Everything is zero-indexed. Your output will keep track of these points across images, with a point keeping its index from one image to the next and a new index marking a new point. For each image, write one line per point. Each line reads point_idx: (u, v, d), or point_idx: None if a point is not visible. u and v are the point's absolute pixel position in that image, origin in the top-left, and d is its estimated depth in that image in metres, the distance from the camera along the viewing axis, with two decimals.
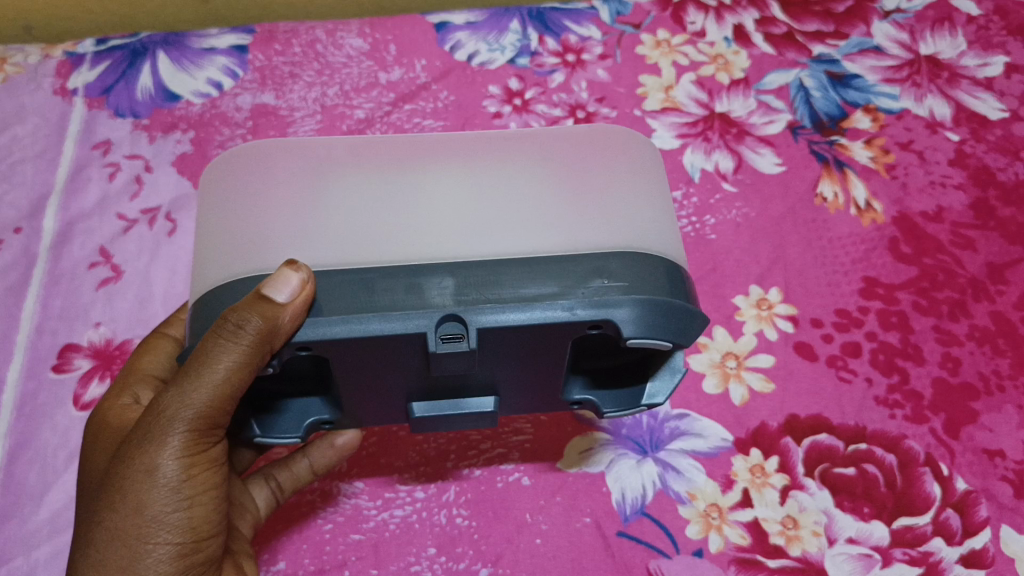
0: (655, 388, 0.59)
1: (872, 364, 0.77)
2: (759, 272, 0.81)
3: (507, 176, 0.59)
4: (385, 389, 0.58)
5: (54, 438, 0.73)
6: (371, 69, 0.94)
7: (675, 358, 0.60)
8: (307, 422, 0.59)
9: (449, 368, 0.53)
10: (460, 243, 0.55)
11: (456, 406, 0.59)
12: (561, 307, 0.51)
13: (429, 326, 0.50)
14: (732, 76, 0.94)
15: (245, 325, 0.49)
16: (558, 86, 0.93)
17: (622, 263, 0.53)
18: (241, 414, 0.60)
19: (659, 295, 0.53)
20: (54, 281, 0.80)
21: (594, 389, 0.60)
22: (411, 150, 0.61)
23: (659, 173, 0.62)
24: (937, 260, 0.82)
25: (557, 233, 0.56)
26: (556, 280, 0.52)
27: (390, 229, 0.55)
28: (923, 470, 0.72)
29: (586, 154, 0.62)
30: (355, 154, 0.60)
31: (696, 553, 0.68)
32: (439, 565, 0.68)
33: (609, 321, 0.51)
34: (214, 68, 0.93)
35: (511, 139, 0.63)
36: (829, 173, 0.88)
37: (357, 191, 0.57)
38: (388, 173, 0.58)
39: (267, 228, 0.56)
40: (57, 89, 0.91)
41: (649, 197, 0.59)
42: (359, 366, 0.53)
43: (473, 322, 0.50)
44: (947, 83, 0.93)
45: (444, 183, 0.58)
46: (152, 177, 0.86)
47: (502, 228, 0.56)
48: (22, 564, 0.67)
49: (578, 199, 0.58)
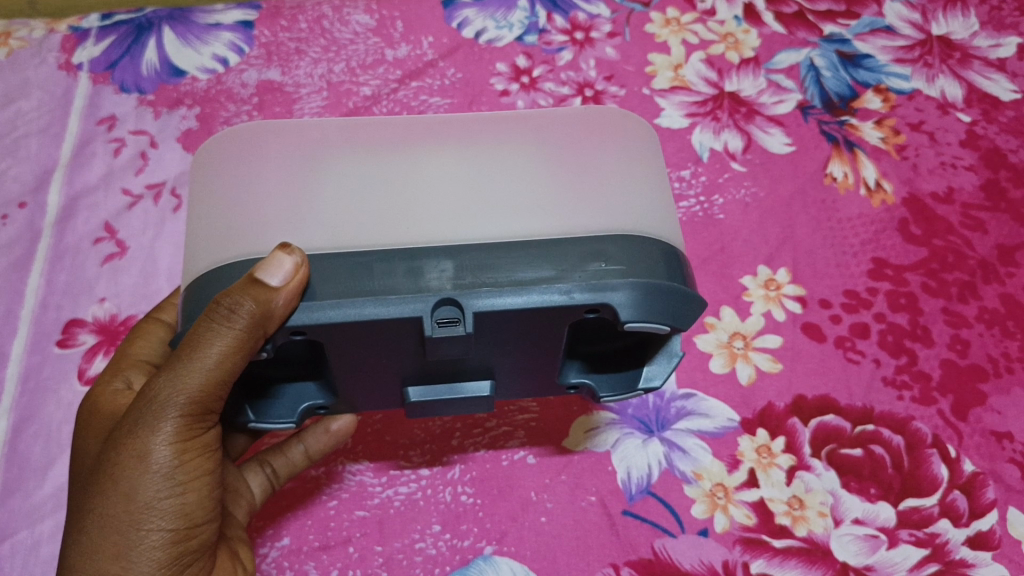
0: (652, 371, 0.59)
1: (881, 346, 0.76)
2: (768, 252, 0.81)
3: (503, 159, 0.58)
4: (381, 374, 0.57)
5: (59, 413, 0.72)
6: (377, 46, 0.93)
7: (672, 343, 0.59)
8: (301, 407, 0.58)
9: (445, 353, 0.52)
10: (456, 228, 0.54)
11: (452, 390, 0.59)
12: (559, 291, 0.50)
13: (425, 310, 0.49)
14: (743, 55, 0.93)
15: (238, 309, 0.49)
16: (566, 64, 0.93)
17: (618, 246, 0.53)
18: (235, 399, 0.59)
19: (657, 279, 0.52)
20: (59, 256, 0.80)
21: (591, 372, 0.60)
22: (406, 131, 0.61)
23: (656, 156, 0.61)
24: (946, 241, 0.82)
25: (554, 218, 0.55)
26: (553, 264, 0.52)
27: (386, 212, 0.55)
28: (930, 452, 0.72)
29: (585, 137, 0.61)
30: (351, 136, 0.60)
31: (701, 532, 0.68)
32: (444, 542, 0.67)
33: (605, 305, 0.50)
34: (220, 43, 0.92)
35: (508, 122, 0.62)
36: (839, 153, 0.87)
37: (353, 173, 0.57)
38: (385, 155, 0.58)
39: (262, 209, 0.55)
40: (62, 64, 0.91)
41: (646, 181, 0.59)
42: (354, 350, 0.53)
43: (469, 306, 0.50)
44: (958, 64, 0.93)
45: (441, 166, 0.57)
46: (157, 153, 0.86)
47: (499, 213, 0.55)
48: (27, 537, 0.67)
49: (577, 184, 0.57)
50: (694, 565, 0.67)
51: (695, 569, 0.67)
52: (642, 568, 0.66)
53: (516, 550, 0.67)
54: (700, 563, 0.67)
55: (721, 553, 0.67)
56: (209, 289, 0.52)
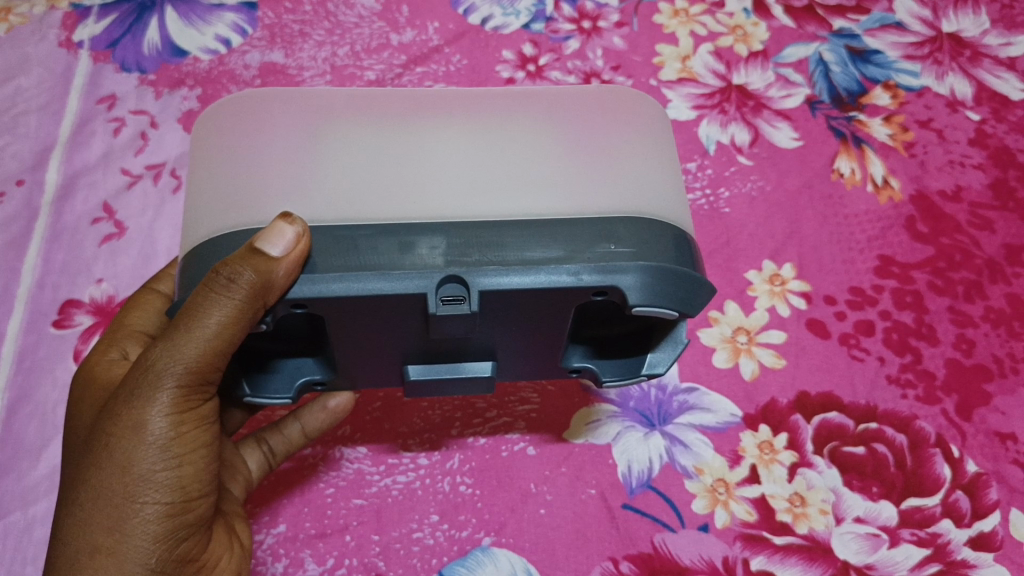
0: (655, 359, 0.59)
1: (885, 344, 0.76)
2: (773, 247, 0.80)
3: (511, 136, 0.57)
4: (383, 351, 0.56)
5: (54, 393, 0.71)
6: (382, 30, 0.92)
7: (679, 331, 0.59)
8: (298, 383, 0.57)
9: (448, 332, 0.51)
10: (463, 204, 0.53)
11: (454, 370, 0.58)
12: (567, 273, 0.49)
13: (429, 287, 0.49)
14: (751, 48, 0.92)
15: (237, 279, 0.48)
16: (573, 53, 0.92)
17: (629, 229, 0.52)
18: (231, 371, 0.58)
19: (666, 262, 0.51)
20: (56, 235, 0.79)
21: (595, 357, 0.59)
22: (413, 105, 0.60)
23: (667, 139, 0.60)
24: (953, 239, 0.81)
25: (562, 199, 0.54)
26: (561, 244, 0.51)
27: (391, 186, 0.54)
28: (933, 451, 0.71)
29: (595, 117, 0.60)
30: (358, 108, 0.59)
31: (701, 528, 0.67)
32: (441, 533, 0.67)
33: (615, 288, 0.50)
34: (222, 24, 0.91)
35: (517, 99, 0.61)
36: (846, 149, 0.86)
37: (359, 148, 0.56)
38: (389, 129, 0.57)
39: (264, 179, 0.54)
40: (62, 41, 0.89)
41: (657, 164, 0.58)
42: (358, 325, 0.52)
43: (476, 284, 0.49)
44: (968, 62, 0.92)
45: (449, 142, 0.56)
46: (158, 133, 0.84)
47: (506, 191, 0.54)
48: (19, 519, 0.66)
49: (587, 164, 0.56)
50: (694, 561, 0.66)
51: (695, 564, 0.66)
52: (642, 562, 0.66)
53: (515, 542, 0.66)
54: (700, 559, 0.66)
55: (722, 549, 0.66)
56: (215, 256, 0.51)
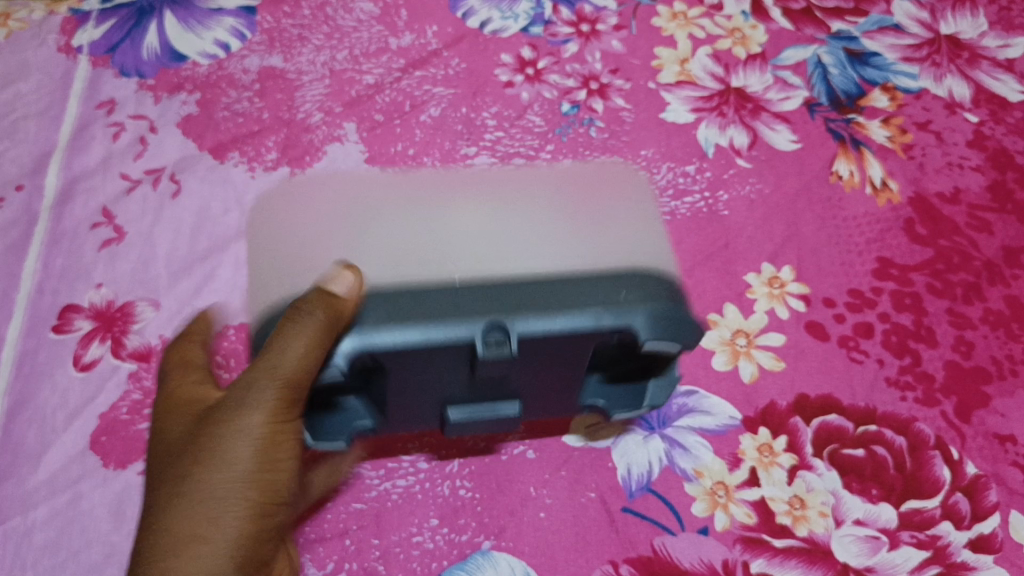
0: (654, 394, 0.64)
1: (884, 346, 0.76)
2: (772, 250, 0.80)
3: (522, 214, 0.62)
4: (429, 394, 0.60)
5: (53, 398, 0.71)
6: (381, 34, 0.92)
7: (673, 368, 0.64)
8: (350, 425, 0.62)
9: (492, 371, 0.55)
10: (495, 263, 0.57)
11: (487, 409, 0.62)
12: (587, 316, 0.53)
13: (473, 334, 0.52)
14: (750, 50, 0.92)
15: (310, 315, 0.51)
16: (571, 57, 0.92)
17: (637, 277, 0.55)
18: (282, 414, 0.62)
19: (670, 300, 0.55)
20: (55, 240, 0.79)
21: (610, 397, 0.64)
22: (432, 187, 0.64)
23: (653, 212, 0.64)
24: (952, 241, 0.81)
25: (581, 254, 0.58)
26: (586, 289, 0.54)
27: (422, 256, 0.58)
28: (932, 453, 0.71)
29: (603, 191, 0.65)
30: (393, 187, 0.64)
31: (701, 531, 0.67)
32: (441, 536, 0.67)
33: (629, 327, 0.53)
34: (221, 29, 0.91)
35: (522, 180, 0.65)
36: (845, 151, 0.86)
37: (392, 230, 0.60)
38: (414, 213, 0.62)
39: (310, 255, 0.61)
40: (61, 46, 0.90)
41: (646, 230, 0.61)
42: (411, 373, 0.56)
43: (516, 329, 0.53)
44: (966, 64, 0.92)
45: (477, 218, 0.61)
46: (157, 138, 0.85)
47: (531, 252, 0.59)
48: (19, 524, 0.66)
49: (602, 228, 0.61)
50: (694, 564, 0.66)
51: (694, 567, 0.66)
52: (641, 565, 0.66)
53: (514, 545, 0.66)
54: (699, 562, 0.66)
55: (722, 552, 0.66)
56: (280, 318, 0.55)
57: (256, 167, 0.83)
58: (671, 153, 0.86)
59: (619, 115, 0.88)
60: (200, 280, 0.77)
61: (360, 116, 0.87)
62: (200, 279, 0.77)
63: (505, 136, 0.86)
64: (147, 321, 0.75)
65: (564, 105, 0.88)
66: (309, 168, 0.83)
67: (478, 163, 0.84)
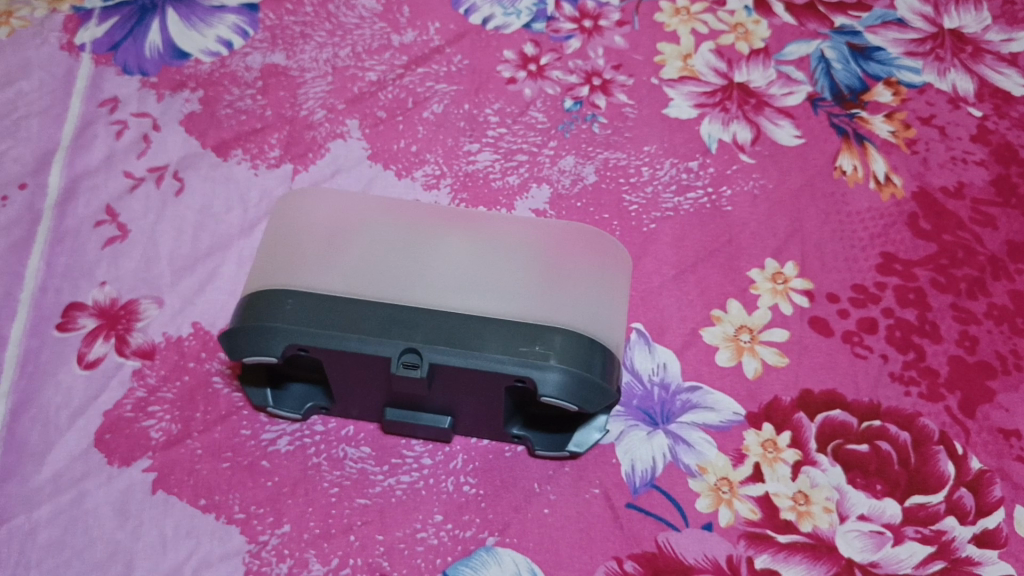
0: (581, 437, 0.69)
1: (888, 341, 0.76)
2: (776, 245, 0.80)
3: (483, 254, 0.67)
4: (363, 393, 0.67)
5: (57, 396, 0.71)
6: (384, 31, 0.92)
7: (598, 418, 0.70)
8: (307, 405, 0.69)
9: (406, 388, 0.63)
10: (447, 299, 0.64)
11: (415, 416, 0.68)
12: (495, 357, 0.61)
13: (393, 353, 0.61)
14: (753, 46, 0.92)
15: None
16: (574, 53, 0.91)
17: (560, 338, 0.62)
18: (257, 379, 0.70)
19: (588, 371, 0.62)
20: (59, 239, 0.79)
21: (531, 430, 0.69)
22: (418, 218, 0.70)
23: (621, 282, 0.70)
24: (956, 236, 0.81)
25: (526, 304, 0.64)
26: (506, 346, 0.61)
27: (382, 285, 0.64)
28: (937, 449, 0.71)
29: (582, 243, 0.70)
30: (385, 203, 0.72)
31: (705, 526, 0.67)
32: (446, 532, 0.67)
33: (532, 377, 0.61)
34: (224, 26, 0.91)
35: (498, 222, 0.71)
36: (848, 147, 0.86)
37: (364, 255, 0.66)
38: (391, 241, 0.67)
39: (294, 256, 0.66)
40: (64, 44, 0.89)
41: (602, 291, 0.67)
42: (344, 371, 0.64)
43: (429, 356, 0.61)
44: (970, 58, 0.92)
45: (453, 249, 0.67)
46: (160, 136, 0.85)
47: (484, 291, 0.65)
48: (23, 523, 0.66)
49: (557, 273, 0.67)
50: (698, 559, 0.66)
51: (699, 563, 0.66)
52: (646, 562, 0.66)
53: (519, 542, 0.67)
54: (704, 558, 0.66)
55: (726, 548, 0.67)
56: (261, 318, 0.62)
57: (259, 164, 0.83)
58: (673, 148, 0.85)
59: (621, 111, 0.88)
60: (203, 277, 0.77)
61: (363, 113, 0.87)
62: (204, 276, 0.77)
63: (507, 133, 0.86)
64: (151, 318, 0.75)
65: (566, 102, 0.88)
66: (312, 165, 0.83)
67: (481, 160, 0.84)
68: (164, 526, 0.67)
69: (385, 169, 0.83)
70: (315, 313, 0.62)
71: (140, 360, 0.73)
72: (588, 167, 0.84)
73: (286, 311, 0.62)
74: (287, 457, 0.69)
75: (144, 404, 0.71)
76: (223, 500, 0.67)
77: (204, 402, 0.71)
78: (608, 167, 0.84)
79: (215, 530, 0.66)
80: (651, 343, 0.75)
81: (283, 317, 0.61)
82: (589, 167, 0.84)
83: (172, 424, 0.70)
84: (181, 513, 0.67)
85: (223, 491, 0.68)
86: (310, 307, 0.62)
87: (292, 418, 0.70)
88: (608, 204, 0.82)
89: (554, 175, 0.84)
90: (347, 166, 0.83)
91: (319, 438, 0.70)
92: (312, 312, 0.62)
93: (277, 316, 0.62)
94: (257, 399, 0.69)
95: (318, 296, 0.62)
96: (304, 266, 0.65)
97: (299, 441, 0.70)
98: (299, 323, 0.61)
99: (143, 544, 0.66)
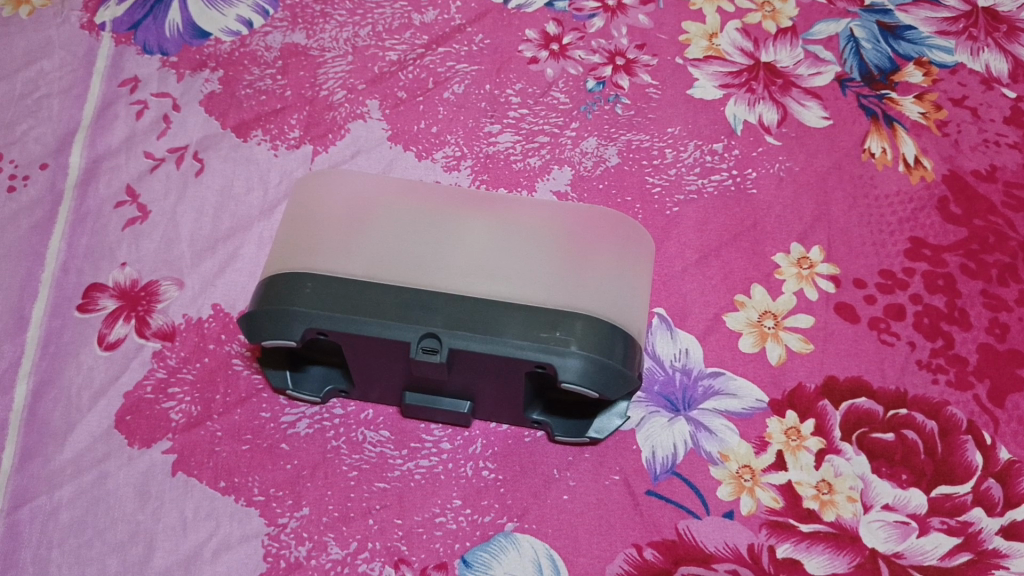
0: (601, 424, 0.68)
1: (916, 328, 0.75)
2: (802, 230, 0.79)
3: (507, 238, 0.66)
4: (382, 377, 0.66)
5: (79, 377, 0.72)
6: (404, 10, 0.91)
7: (619, 405, 0.69)
8: (326, 388, 0.69)
9: (425, 372, 0.62)
10: (468, 283, 0.63)
11: (436, 401, 0.68)
12: (514, 344, 0.60)
13: (412, 338, 0.60)
14: (780, 25, 0.90)
15: None
16: (597, 32, 0.90)
17: (580, 323, 0.61)
18: (277, 362, 0.70)
19: (609, 357, 0.61)
20: (80, 219, 0.79)
21: (552, 415, 0.69)
22: (442, 200, 0.70)
23: (642, 265, 0.69)
24: (987, 221, 0.80)
25: (546, 290, 0.63)
26: (525, 331, 0.61)
27: (402, 268, 0.64)
28: (964, 439, 0.70)
29: (603, 229, 0.69)
30: (409, 186, 0.71)
31: (727, 514, 0.67)
32: (464, 517, 0.66)
33: (552, 364, 0.60)
34: (244, 5, 0.90)
35: (521, 207, 0.71)
36: (877, 129, 0.84)
37: (386, 237, 0.65)
38: (414, 224, 0.66)
39: (316, 237, 0.65)
40: (84, 23, 0.89)
41: (623, 276, 0.66)
42: (363, 355, 0.64)
43: (448, 341, 0.60)
44: (1004, 38, 0.90)
45: (475, 233, 0.66)
46: (180, 116, 0.84)
47: (504, 276, 0.64)
48: (45, 503, 0.67)
49: (580, 257, 0.66)
50: (719, 548, 0.66)
51: (720, 552, 0.65)
52: (666, 549, 0.65)
53: (538, 528, 0.66)
54: (725, 546, 0.66)
55: (747, 537, 0.66)
56: (281, 304, 0.61)
57: (279, 145, 0.83)
58: (698, 130, 0.84)
59: (645, 92, 0.86)
60: (224, 259, 0.77)
61: (383, 93, 0.86)
62: (224, 258, 0.77)
63: (529, 114, 0.85)
64: (172, 300, 0.75)
65: (589, 82, 0.87)
66: (332, 146, 0.83)
67: (501, 141, 0.83)
68: (184, 508, 0.67)
69: (405, 151, 0.83)
70: (334, 296, 0.61)
71: (160, 342, 0.73)
72: (610, 149, 0.83)
73: (305, 294, 0.61)
74: (306, 440, 0.69)
75: (164, 386, 0.71)
76: (243, 482, 0.67)
77: (224, 384, 0.71)
78: (631, 148, 0.83)
79: (235, 512, 0.66)
80: (673, 328, 0.74)
81: (303, 300, 0.61)
82: (611, 148, 0.83)
83: (192, 405, 0.70)
84: (202, 495, 0.67)
85: (243, 472, 0.68)
86: (329, 291, 0.61)
87: (312, 400, 0.70)
88: (631, 186, 0.81)
89: (576, 157, 0.83)
90: (367, 147, 0.83)
91: (338, 421, 0.70)
92: (333, 296, 0.61)
93: (297, 300, 0.61)
94: (277, 380, 0.69)
95: (338, 280, 0.62)
96: (324, 249, 0.64)
97: (319, 423, 0.70)
98: (319, 308, 0.61)
99: (163, 526, 0.66)
